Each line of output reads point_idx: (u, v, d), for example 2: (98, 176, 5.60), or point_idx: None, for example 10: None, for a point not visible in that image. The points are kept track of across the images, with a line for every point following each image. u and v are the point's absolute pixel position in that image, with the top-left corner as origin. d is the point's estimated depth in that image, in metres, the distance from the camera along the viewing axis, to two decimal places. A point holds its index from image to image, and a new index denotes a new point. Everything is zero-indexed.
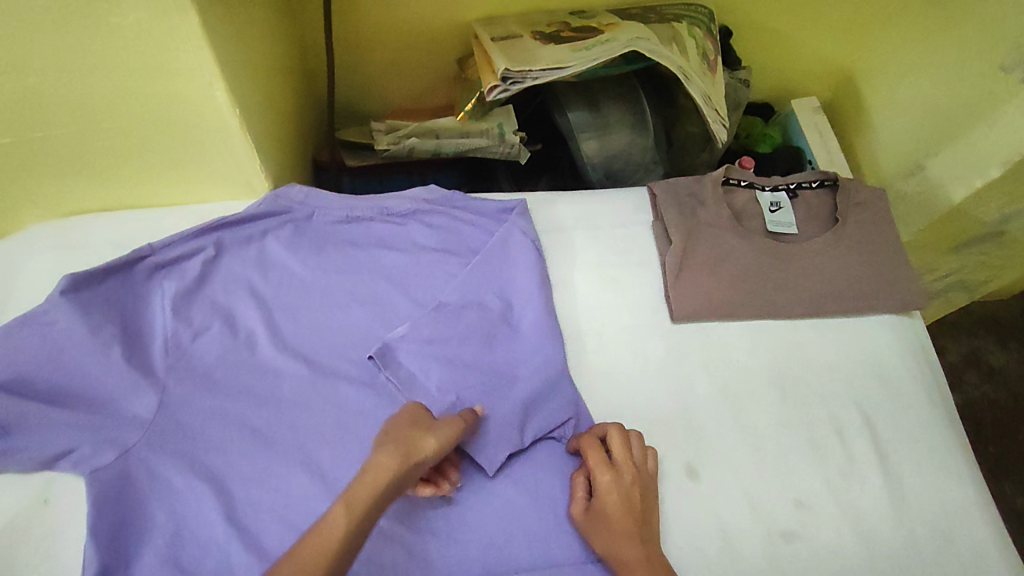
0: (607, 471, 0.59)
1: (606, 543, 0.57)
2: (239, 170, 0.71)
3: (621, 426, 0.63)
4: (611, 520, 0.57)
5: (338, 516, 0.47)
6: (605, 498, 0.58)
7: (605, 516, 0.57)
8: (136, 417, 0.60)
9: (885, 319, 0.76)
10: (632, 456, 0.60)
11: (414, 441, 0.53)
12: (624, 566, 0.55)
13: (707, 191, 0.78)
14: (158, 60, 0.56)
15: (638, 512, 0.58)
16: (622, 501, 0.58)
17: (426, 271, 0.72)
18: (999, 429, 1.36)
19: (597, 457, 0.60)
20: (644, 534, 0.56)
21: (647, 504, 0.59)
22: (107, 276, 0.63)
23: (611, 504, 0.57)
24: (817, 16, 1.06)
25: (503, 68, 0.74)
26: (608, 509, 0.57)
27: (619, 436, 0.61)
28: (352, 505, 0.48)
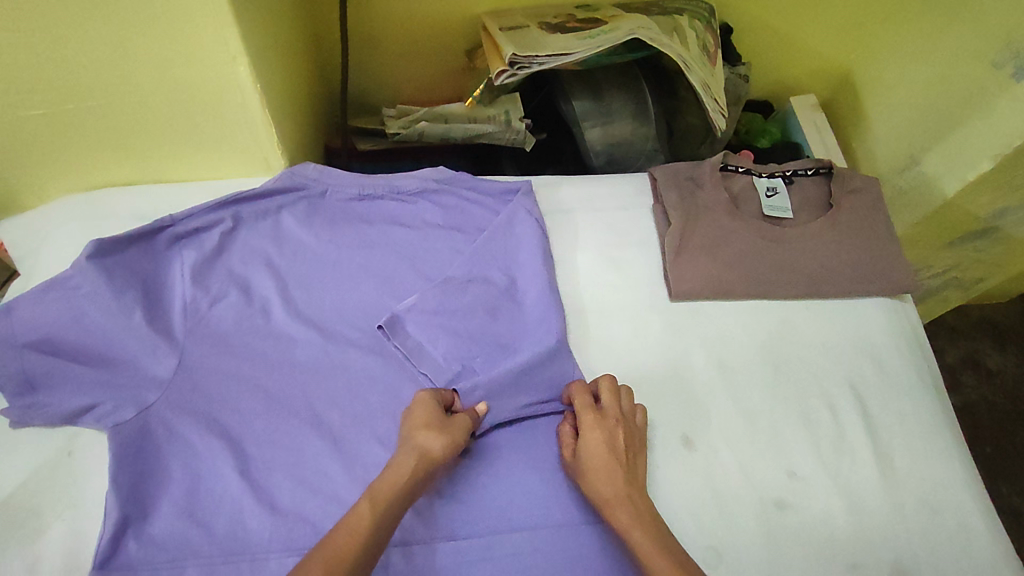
0: (591, 414, 0.62)
1: (587, 480, 0.59)
2: (257, 147, 0.74)
3: (612, 379, 0.65)
4: (593, 459, 0.59)
5: (363, 511, 0.51)
6: (588, 438, 0.61)
7: (588, 456, 0.60)
8: (155, 377, 0.63)
9: (877, 302, 0.79)
10: (618, 404, 0.63)
11: (428, 438, 0.57)
12: (606, 503, 0.58)
13: (706, 175, 0.81)
14: (186, 35, 0.59)
15: (620, 452, 0.60)
16: (605, 442, 0.60)
17: (434, 247, 0.75)
18: (995, 430, 1.38)
19: (583, 403, 0.63)
20: (627, 475, 0.59)
21: (632, 448, 0.61)
22: (130, 244, 0.66)
23: (594, 444, 0.60)
24: (816, 15, 1.09)
25: (511, 53, 0.77)
26: (591, 448, 0.60)
27: (607, 387, 0.64)
28: (375, 502, 0.52)
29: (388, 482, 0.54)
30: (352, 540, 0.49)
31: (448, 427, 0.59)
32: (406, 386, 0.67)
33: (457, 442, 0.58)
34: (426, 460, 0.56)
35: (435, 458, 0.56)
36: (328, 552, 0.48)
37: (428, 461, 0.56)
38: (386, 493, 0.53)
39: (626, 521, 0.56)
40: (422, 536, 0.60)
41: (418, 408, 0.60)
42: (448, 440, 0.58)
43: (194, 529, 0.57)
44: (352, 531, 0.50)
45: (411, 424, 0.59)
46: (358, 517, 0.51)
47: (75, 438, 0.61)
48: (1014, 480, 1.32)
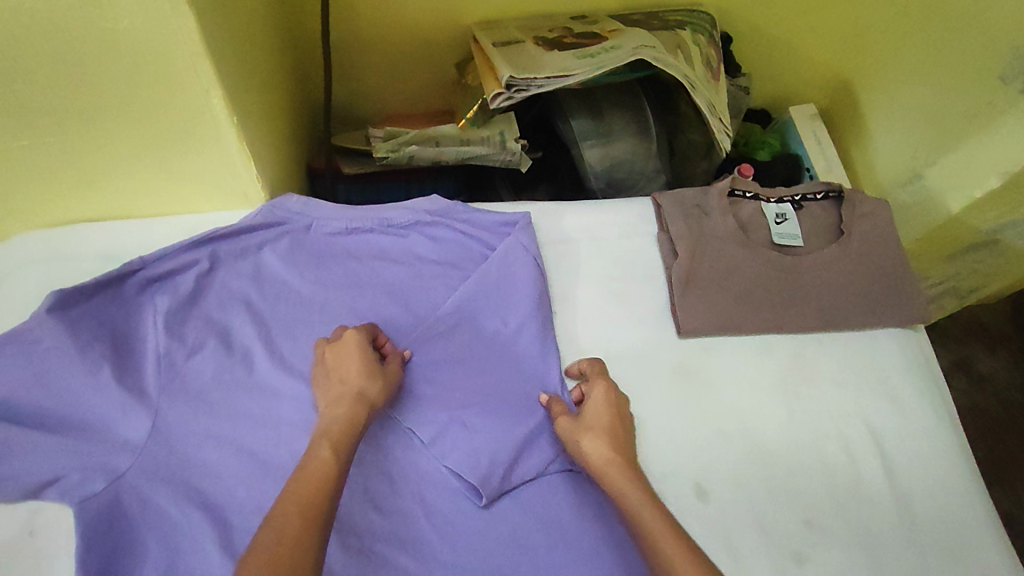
0: (604, 383, 0.65)
1: (588, 439, 0.60)
2: (235, 181, 0.68)
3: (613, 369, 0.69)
4: (596, 418, 0.62)
5: (324, 455, 0.52)
6: (593, 401, 0.63)
7: (592, 417, 0.62)
8: (128, 441, 0.58)
9: (893, 333, 0.76)
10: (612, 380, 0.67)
11: (369, 387, 0.59)
12: (602, 462, 0.58)
13: (714, 202, 0.77)
14: (154, 67, 0.53)
15: (622, 419, 0.63)
16: (613, 409, 0.63)
17: (428, 285, 0.70)
18: (987, 434, 1.37)
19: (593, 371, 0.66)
20: (625, 440, 0.61)
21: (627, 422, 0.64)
22: (97, 292, 0.61)
23: (596, 408, 0.63)
24: (819, 25, 1.05)
25: (507, 76, 0.72)
26: (595, 410, 0.62)
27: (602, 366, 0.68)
28: (333, 447, 0.53)
29: (338, 423, 0.56)
30: (316, 479, 0.50)
31: (380, 373, 0.61)
32: (398, 442, 0.63)
33: (390, 384, 0.61)
34: (362, 399, 0.58)
35: (372, 396, 0.59)
36: (297, 492, 0.49)
37: (364, 401, 0.58)
38: (339, 433, 0.55)
39: (622, 479, 0.57)
40: None
41: (347, 352, 0.61)
42: (380, 384, 0.60)
43: None
44: (315, 469, 0.51)
45: (339, 373, 0.60)
46: (317, 459, 0.52)
47: (38, 514, 0.56)
48: (1005, 484, 1.32)
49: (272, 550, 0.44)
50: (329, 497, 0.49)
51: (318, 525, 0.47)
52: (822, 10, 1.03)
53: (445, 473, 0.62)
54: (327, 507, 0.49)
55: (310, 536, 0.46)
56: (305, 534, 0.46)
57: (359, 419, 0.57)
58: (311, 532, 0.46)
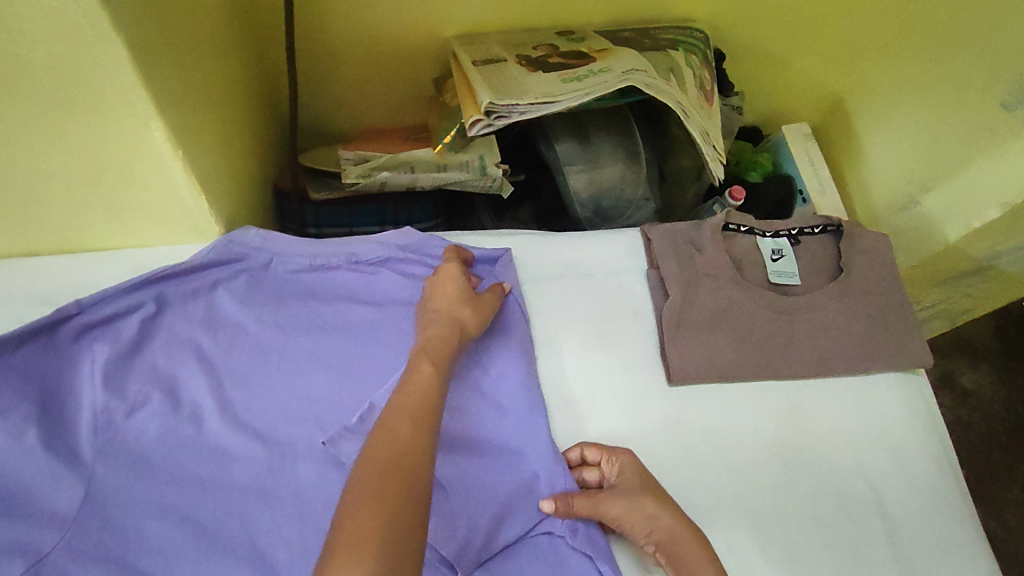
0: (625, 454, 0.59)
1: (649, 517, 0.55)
2: (185, 215, 0.61)
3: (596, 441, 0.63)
4: (646, 491, 0.57)
5: (427, 367, 0.55)
6: (628, 475, 0.58)
7: (640, 492, 0.57)
8: (56, 514, 0.51)
9: (892, 378, 0.72)
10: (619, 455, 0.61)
11: (462, 312, 0.61)
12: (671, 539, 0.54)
13: (707, 238, 0.72)
14: (81, 97, 0.47)
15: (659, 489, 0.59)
16: (650, 477, 0.58)
17: (399, 328, 0.64)
18: (971, 453, 1.32)
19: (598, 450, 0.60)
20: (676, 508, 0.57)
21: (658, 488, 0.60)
22: (24, 342, 0.54)
23: (638, 481, 0.58)
24: (814, 44, 1.01)
25: (487, 102, 0.66)
26: (633, 484, 0.57)
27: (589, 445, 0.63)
28: (437, 361, 0.56)
29: (438, 341, 0.58)
30: (424, 388, 0.52)
31: (474, 303, 0.62)
32: None
33: (485, 315, 0.63)
34: (458, 323, 0.60)
35: (469, 322, 0.61)
36: (408, 398, 0.51)
37: (462, 326, 0.60)
38: (440, 351, 0.57)
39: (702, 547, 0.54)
40: None
41: (443, 282, 0.63)
42: (475, 313, 0.62)
43: None
44: (420, 380, 0.53)
45: (435, 298, 0.62)
46: (421, 370, 0.54)
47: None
48: (992, 504, 1.26)
49: (390, 444, 0.47)
50: (435, 406, 0.52)
51: (428, 430, 0.50)
52: (818, 28, 0.98)
53: None
54: (433, 415, 0.51)
55: (422, 438, 0.49)
56: (418, 433, 0.49)
57: (455, 341, 0.59)
58: (423, 435, 0.49)
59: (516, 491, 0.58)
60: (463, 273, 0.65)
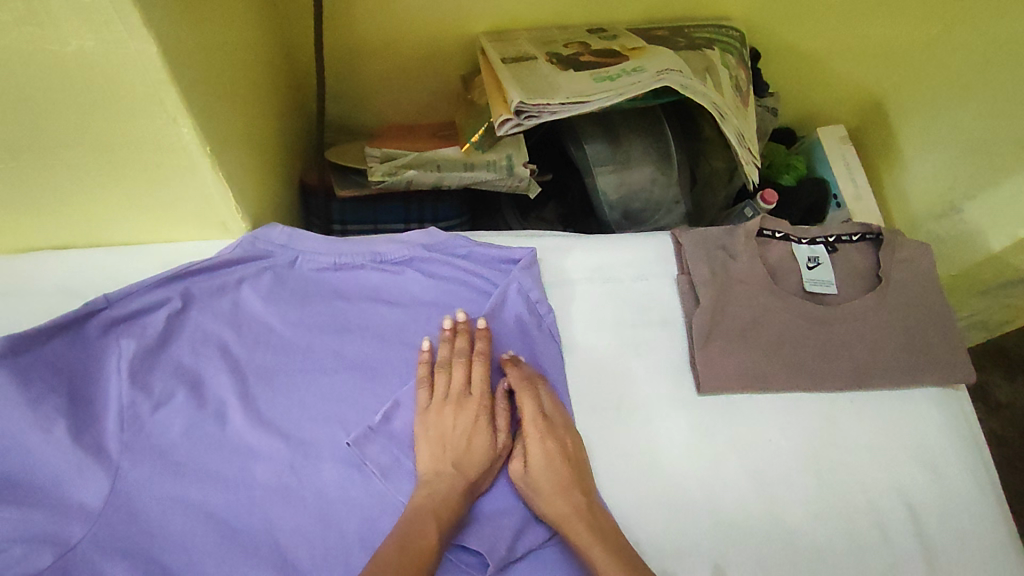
0: (537, 426, 0.58)
1: (547, 501, 0.56)
2: (212, 211, 0.61)
3: (530, 376, 0.61)
4: (547, 473, 0.56)
5: (431, 529, 0.51)
6: (533, 450, 0.57)
7: (540, 470, 0.57)
8: (83, 506, 0.52)
9: (932, 393, 0.69)
10: (560, 414, 0.60)
11: (479, 460, 0.57)
12: (561, 522, 0.55)
13: (741, 244, 0.70)
14: (107, 92, 0.46)
15: (576, 464, 0.57)
16: (557, 457, 0.57)
17: (425, 330, 0.64)
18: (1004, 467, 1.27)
19: (532, 410, 0.59)
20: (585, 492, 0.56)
21: (582, 461, 0.58)
22: (53, 335, 0.54)
23: (546, 457, 0.57)
24: (854, 44, 0.98)
25: (517, 101, 0.65)
26: (536, 464, 0.57)
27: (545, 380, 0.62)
28: (440, 523, 0.52)
29: (446, 500, 0.53)
30: (421, 557, 0.49)
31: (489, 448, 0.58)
32: (389, 513, 0.56)
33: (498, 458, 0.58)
34: (468, 477, 0.56)
35: (483, 475, 0.57)
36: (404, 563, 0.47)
37: (471, 479, 0.56)
38: (447, 512, 0.53)
39: (589, 541, 0.53)
40: None
41: (453, 418, 0.58)
42: (489, 455, 0.57)
43: None
44: (420, 545, 0.49)
45: (447, 434, 0.57)
46: (425, 535, 0.50)
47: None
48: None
49: None
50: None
51: None
52: (858, 28, 0.95)
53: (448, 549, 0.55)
54: None
55: None
56: None
57: (463, 499, 0.54)
58: None
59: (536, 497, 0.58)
60: (482, 412, 0.59)
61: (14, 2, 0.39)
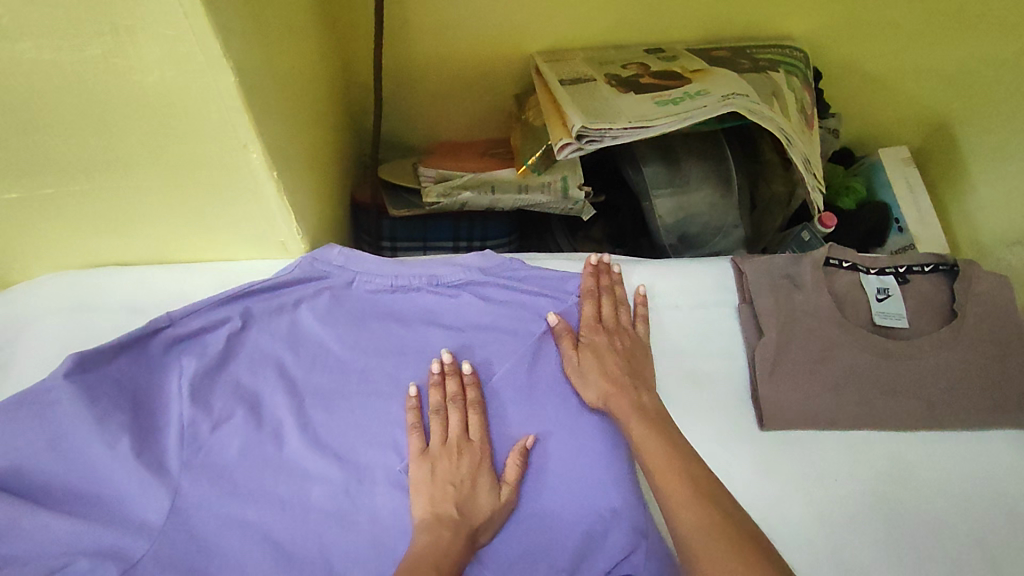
0: (596, 326, 0.64)
1: (594, 385, 0.60)
2: (273, 231, 0.62)
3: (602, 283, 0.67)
4: (597, 357, 0.62)
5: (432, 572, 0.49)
6: (588, 343, 0.63)
7: (592, 355, 0.62)
8: (144, 524, 0.52)
9: (1010, 436, 0.66)
10: (618, 319, 0.65)
11: (478, 510, 0.55)
12: (606, 396, 0.59)
13: (807, 274, 0.67)
14: (183, 118, 0.47)
15: (627, 358, 0.63)
16: (612, 351, 0.62)
17: (479, 356, 0.63)
18: None
19: (589, 313, 0.65)
20: (633, 376, 0.61)
21: (634, 354, 0.63)
22: (120, 353, 0.55)
23: (599, 345, 0.62)
24: (922, 64, 0.94)
25: (579, 125, 0.63)
26: (584, 360, 0.62)
27: (615, 286, 0.67)
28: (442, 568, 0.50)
29: (447, 550, 0.51)
30: None
31: (486, 497, 0.56)
32: None
33: (497, 512, 0.56)
34: (468, 528, 0.54)
35: (481, 525, 0.55)
36: None
37: (470, 528, 0.54)
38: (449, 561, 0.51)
39: (629, 411, 0.58)
40: None
41: (448, 464, 0.57)
42: (489, 507, 0.55)
43: None
44: None
45: (446, 483, 0.55)
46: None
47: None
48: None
49: None
50: None
51: None
52: (927, 48, 0.91)
53: None
54: None
55: None
56: None
57: (464, 550, 0.52)
58: None
59: (588, 537, 0.56)
60: (480, 458, 0.57)
61: (105, 35, 0.40)
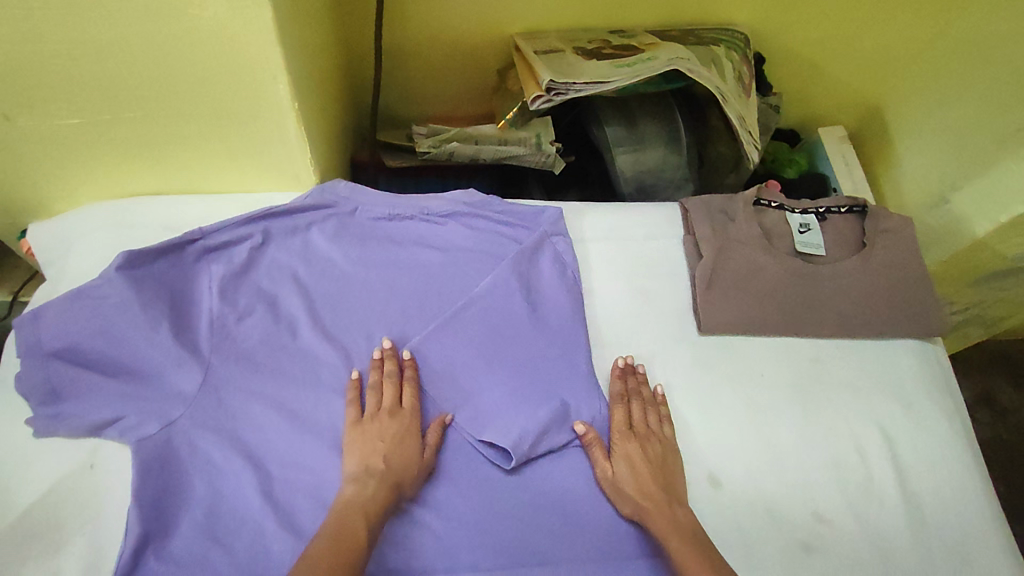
0: (625, 435, 0.66)
1: (629, 498, 0.63)
2: (290, 163, 0.73)
3: (635, 393, 0.69)
4: (631, 471, 0.64)
5: (360, 522, 0.56)
6: (620, 455, 0.65)
7: (626, 470, 0.64)
8: (181, 392, 0.62)
9: (909, 344, 0.79)
10: (648, 423, 0.67)
11: (404, 472, 0.61)
12: (644, 513, 0.62)
13: (739, 209, 0.80)
14: (228, 51, 0.59)
15: (659, 466, 0.65)
16: (644, 464, 0.64)
17: (463, 272, 0.74)
18: (1011, 468, 1.32)
19: (620, 418, 0.67)
20: (666, 489, 0.63)
21: (665, 462, 0.65)
22: (160, 256, 0.66)
23: (630, 457, 0.65)
24: (851, 51, 1.08)
25: (548, 79, 0.76)
26: (622, 474, 0.64)
27: (642, 388, 0.70)
28: (368, 518, 0.56)
29: (373, 501, 0.58)
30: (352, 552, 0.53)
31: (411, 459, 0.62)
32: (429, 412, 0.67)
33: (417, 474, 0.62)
34: (395, 484, 0.60)
35: (404, 481, 0.61)
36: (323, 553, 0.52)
37: (397, 485, 0.60)
38: (374, 510, 0.57)
39: (666, 530, 0.60)
40: (444, 564, 0.60)
41: (381, 426, 0.63)
42: (411, 468, 0.62)
43: (215, 549, 0.58)
44: (349, 541, 0.54)
45: (377, 443, 0.62)
46: (356, 530, 0.55)
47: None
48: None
49: None
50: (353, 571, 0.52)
51: None
52: (854, 36, 1.06)
53: (478, 447, 0.65)
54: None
55: None
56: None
57: (389, 504, 0.59)
58: None
59: (552, 415, 0.66)
60: (410, 424, 0.64)
61: None
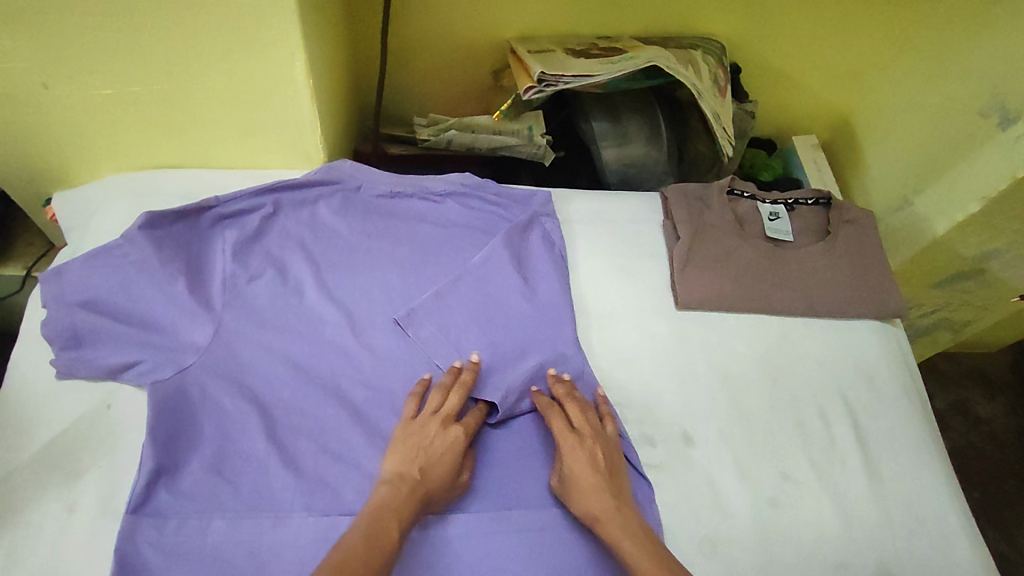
0: (569, 437, 0.65)
1: (579, 501, 0.62)
2: (300, 140, 0.79)
3: (579, 400, 0.69)
4: (580, 479, 0.63)
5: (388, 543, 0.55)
6: (569, 459, 0.64)
7: (575, 474, 0.63)
8: (193, 343, 0.67)
9: (871, 324, 0.85)
10: (590, 423, 0.67)
11: (437, 482, 0.61)
12: (599, 521, 0.60)
13: (714, 197, 0.88)
14: (251, 28, 0.64)
15: (604, 468, 0.64)
16: (589, 464, 0.63)
17: (458, 246, 0.80)
18: (986, 475, 1.36)
19: (560, 423, 0.66)
20: (613, 491, 0.62)
21: (613, 464, 0.65)
22: (178, 220, 0.70)
23: (580, 464, 0.64)
24: (822, 64, 1.17)
25: (539, 72, 0.84)
26: (575, 478, 0.63)
27: (574, 394, 0.69)
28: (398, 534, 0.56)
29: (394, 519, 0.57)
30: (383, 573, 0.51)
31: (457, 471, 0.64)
32: (423, 370, 0.71)
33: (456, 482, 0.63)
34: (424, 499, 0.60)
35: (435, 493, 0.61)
36: None
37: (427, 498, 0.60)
38: (396, 527, 0.56)
39: (619, 534, 0.59)
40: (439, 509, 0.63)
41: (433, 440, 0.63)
42: (444, 479, 0.62)
43: (222, 485, 0.62)
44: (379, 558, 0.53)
45: (424, 459, 0.62)
46: (389, 530, 0.56)
47: (15, 371, 0.66)
48: (1001, 527, 1.30)
49: None
50: None
51: None
52: (825, 50, 1.14)
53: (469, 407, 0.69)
54: None
55: None
56: None
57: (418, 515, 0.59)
58: None
59: (539, 372, 0.72)
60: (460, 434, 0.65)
61: None
